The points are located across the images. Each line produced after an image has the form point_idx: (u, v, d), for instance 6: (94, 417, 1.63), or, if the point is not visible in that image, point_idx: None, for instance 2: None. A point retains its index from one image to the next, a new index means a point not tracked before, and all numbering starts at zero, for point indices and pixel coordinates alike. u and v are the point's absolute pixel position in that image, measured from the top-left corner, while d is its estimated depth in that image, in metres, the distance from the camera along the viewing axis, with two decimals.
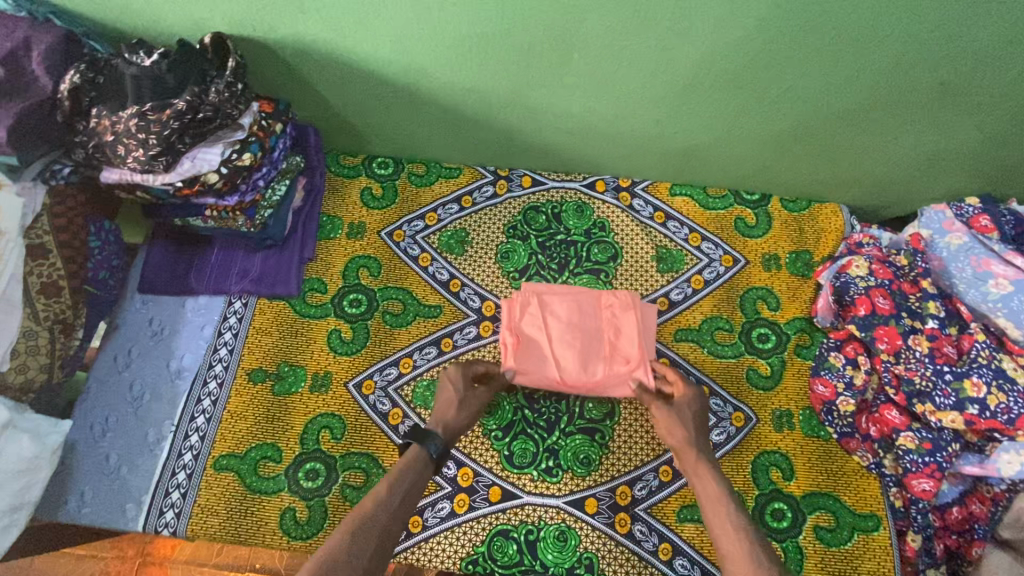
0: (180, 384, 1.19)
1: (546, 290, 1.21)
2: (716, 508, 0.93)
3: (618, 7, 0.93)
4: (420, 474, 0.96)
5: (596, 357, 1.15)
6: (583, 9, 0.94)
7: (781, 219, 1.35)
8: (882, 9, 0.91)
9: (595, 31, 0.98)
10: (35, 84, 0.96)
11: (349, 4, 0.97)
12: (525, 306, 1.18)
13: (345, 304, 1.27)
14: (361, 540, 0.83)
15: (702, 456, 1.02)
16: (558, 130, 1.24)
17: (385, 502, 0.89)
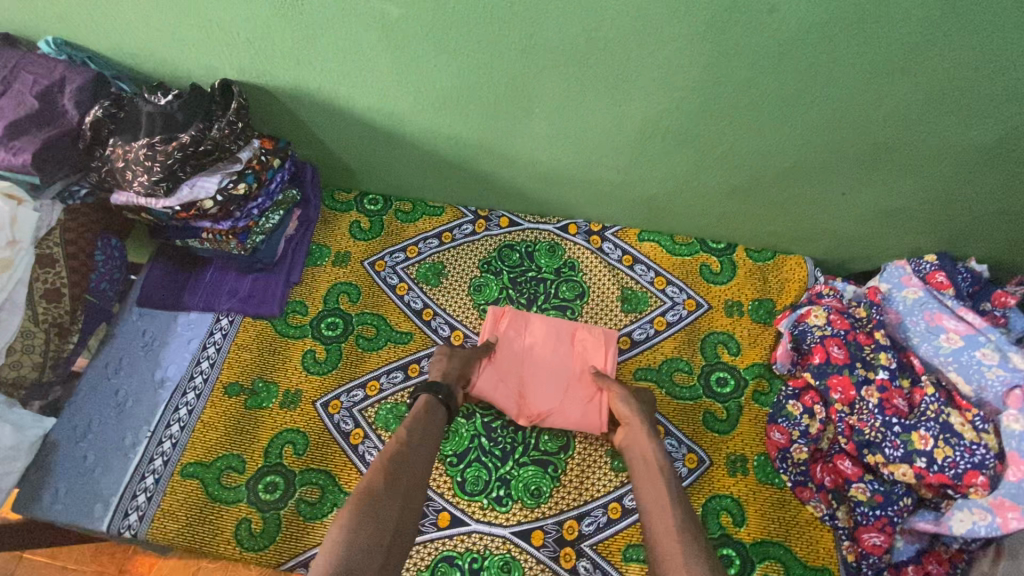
0: (161, 392, 1.27)
1: (527, 316, 1.33)
2: (649, 470, 0.99)
3: (569, 64, 1.03)
4: (433, 420, 1.06)
5: (557, 388, 1.23)
6: (537, 66, 1.05)
7: (745, 267, 1.40)
8: (810, 73, 0.99)
9: (552, 84, 1.08)
10: (64, 116, 1.10)
11: (333, 60, 1.09)
12: (507, 330, 1.30)
13: (322, 326, 1.36)
14: (395, 475, 0.92)
15: (644, 424, 1.09)
16: (528, 176, 1.33)
17: (409, 446, 0.98)
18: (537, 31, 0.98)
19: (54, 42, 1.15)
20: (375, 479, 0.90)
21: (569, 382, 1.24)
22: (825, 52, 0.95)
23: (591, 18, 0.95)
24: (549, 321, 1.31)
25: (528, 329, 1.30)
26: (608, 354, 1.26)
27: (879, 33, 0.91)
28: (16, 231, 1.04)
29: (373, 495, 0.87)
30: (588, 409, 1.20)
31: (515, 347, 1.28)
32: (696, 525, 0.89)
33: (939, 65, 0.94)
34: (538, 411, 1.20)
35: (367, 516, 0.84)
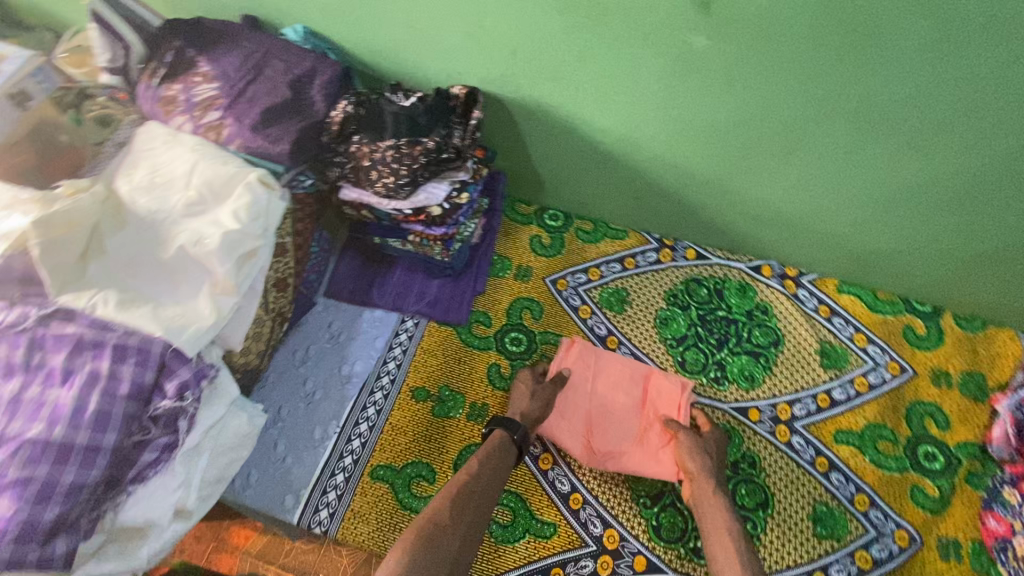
0: (349, 388, 1.27)
1: (603, 351, 1.29)
2: (721, 536, 0.98)
3: (856, 116, 0.97)
4: (503, 454, 1.06)
5: (629, 431, 1.20)
6: (817, 115, 0.99)
7: (954, 335, 1.32)
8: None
9: (824, 133, 1.02)
10: (311, 107, 1.08)
11: (597, 82, 1.05)
12: (583, 363, 1.27)
13: (506, 341, 1.33)
14: (460, 510, 0.93)
15: (718, 486, 1.06)
16: (744, 213, 1.27)
17: (477, 477, 0.99)
18: (840, 79, 0.92)
19: (303, 31, 1.16)
20: (440, 512, 0.92)
21: (642, 426, 1.20)
22: None
23: (909, 76, 0.88)
24: (626, 360, 1.28)
25: (599, 366, 1.27)
26: (683, 402, 1.22)
27: None
28: (269, 222, 1.02)
29: (436, 529, 0.89)
30: (657, 454, 1.17)
31: (587, 383, 1.24)
32: None
33: None
34: (609, 452, 1.17)
35: (428, 551, 0.86)
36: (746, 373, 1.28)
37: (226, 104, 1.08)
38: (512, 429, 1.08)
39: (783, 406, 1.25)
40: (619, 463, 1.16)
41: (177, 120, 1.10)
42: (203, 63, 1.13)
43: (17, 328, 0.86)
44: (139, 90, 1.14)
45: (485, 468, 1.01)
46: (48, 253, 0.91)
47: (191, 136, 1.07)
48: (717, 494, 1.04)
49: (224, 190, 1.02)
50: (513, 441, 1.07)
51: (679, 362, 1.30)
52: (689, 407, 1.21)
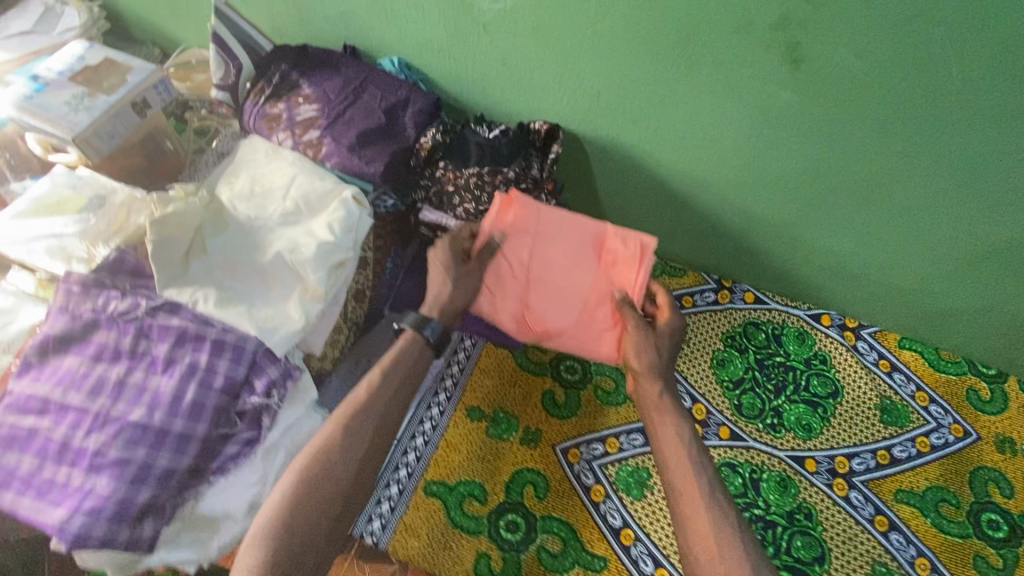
0: (407, 401, 1.29)
1: (549, 208, 1.15)
2: (674, 450, 0.99)
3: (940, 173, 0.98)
4: (410, 379, 0.99)
5: (571, 304, 1.15)
6: (903, 165, 1.00)
7: (1018, 401, 1.30)
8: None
9: (904, 187, 1.04)
10: (403, 133, 1.17)
11: (679, 129, 1.08)
12: (524, 218, 1.13)
13: (561, 368, 1.34)
14: (348, 452, 0.89)
15: (670, 401, 1.05)
16: (808, 261, 1.28)
17: (365, 413, 0.93)
18: (932, 133, 0.94)
19: (398, 62, 1.23)
20: (330, 441, 0.89)
21: (588, 302, 1.15)
22: None
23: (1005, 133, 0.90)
24: (573, 226, 1.16)
25: (542, 226, 1.14)
26: (634, 270, 1.13)
27: None
28: (357, 236, 1.07)
29: (326, 464, 0.87)
30: (602, 332, 1.14)
31: (529, 251, 1.14)
32: (721, 500, 0.93)
33: None
34: (543, 328, 1.15)
35: (318, 481, 0.85)
36: (804, 422, 1.28)
37: (325, 124, 1.16)
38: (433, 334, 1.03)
39: (842, 459, 1.24)
40: (558, 341, 1.17)
41: (279, 136, 1.18)
42: (305, 85, 1.21)
43: (129, 315, 0.92)
44: (246, 107, 1.22)
45: (375, 404, 0.94)
46: (160, 248, 0.98)
47: (291, 151, 1.15)
48: (662, 395, 1.05)
49: (319, 203, 1.09)
50: (427, 342, 1.04)
51: (735, 405, 1.30)
52: (647, 276, 1.13)
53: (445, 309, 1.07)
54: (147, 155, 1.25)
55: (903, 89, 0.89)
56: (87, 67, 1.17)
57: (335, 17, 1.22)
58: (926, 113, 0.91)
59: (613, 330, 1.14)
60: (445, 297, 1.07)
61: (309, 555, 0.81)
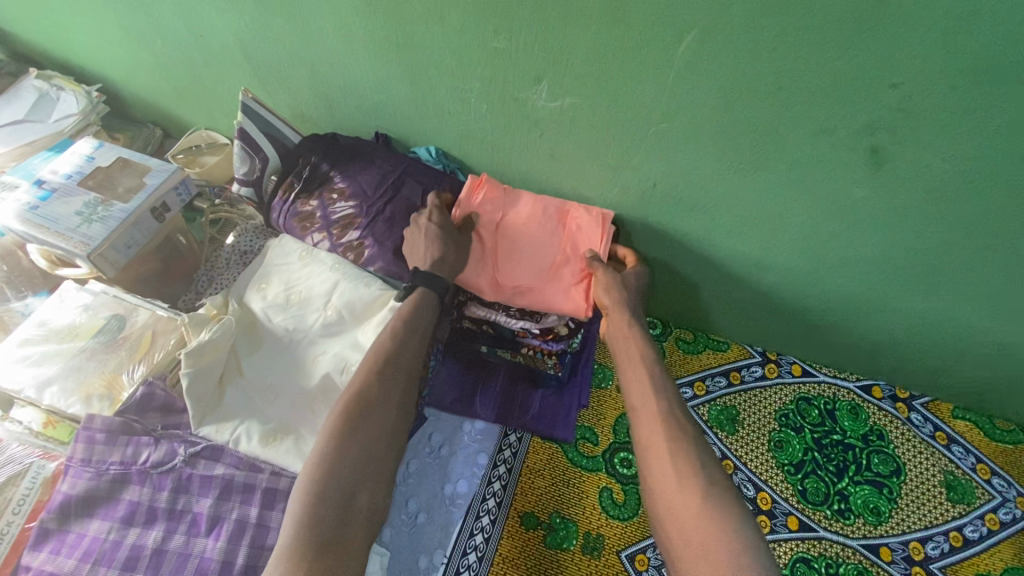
0: (454, 511, 1.19)
1: (509, 187, 1.14)
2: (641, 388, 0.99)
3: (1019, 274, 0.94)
4: (424, 311, 0.97)
5: (539, 264, 1.12)
6: (980, 267, 0.94)
7: None
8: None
9: (977, 285, 0.98)
10: None
11: (737, 221, 1.05)
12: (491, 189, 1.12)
13: (616, 462, 1.27)
14: (387, 385, 0.88)
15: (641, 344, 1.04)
16: (863, 341, 1.25)
17: (403, 351, 0.92)
18: (1014, 242, 0.88)
19: (435, 151, 1.19)
20: (368, 388, 0.87)
21: (557, 262, 1.12)
22: None
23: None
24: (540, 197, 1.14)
25: (510, 200, 1.13)
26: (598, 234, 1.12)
27: None
28: None
29: (363, 403, 0.85)
30: (570, 289, 1.12)
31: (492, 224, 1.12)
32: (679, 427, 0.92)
33: None
34: (514, 287, 1.11)
35: (359, 429, 0.82)
36: (871, 505, 1.22)
37: (364, 223, 1.09)
38: (440, 288, 0.99)
39: (915, 544, 1.19)
40: (528, 299, 1.12)
41: (314, 236, 1.11)
42: (338, 178, 1.14)
43: (164, 466, 0.82)
44: (274, 203, 1.15)
45: (405, 339, 0.94)
46: (194, 381, 0.88)
47: (329, 254, 1.07)
48: (632, 326, 1.06)
49: (364, 312, 1.01)
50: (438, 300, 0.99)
51: (800, 491, 1.24)
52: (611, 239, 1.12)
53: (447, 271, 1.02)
54: (164, 258, 1.16)
55: (990, 199, 0.83)
56: (99, 169, 1.08)
57: (368, 106, 1.17)
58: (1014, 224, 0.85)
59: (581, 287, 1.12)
60: (452, 263, 1.03)
61: (360, 510, 0.77)
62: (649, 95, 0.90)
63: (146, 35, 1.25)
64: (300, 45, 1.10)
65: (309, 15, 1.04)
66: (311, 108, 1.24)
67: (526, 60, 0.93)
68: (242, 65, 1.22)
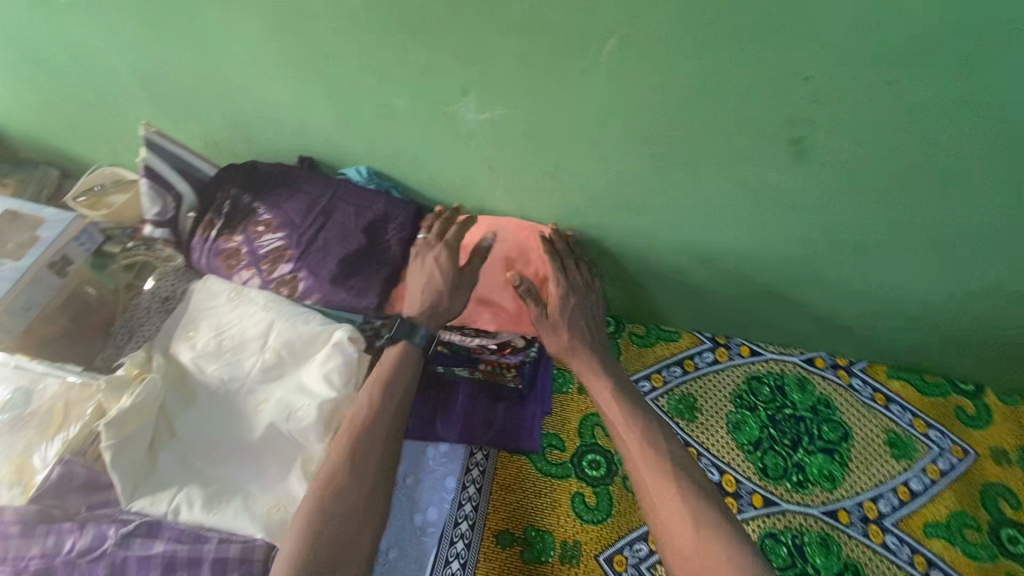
0: (426, 541, 1.15)
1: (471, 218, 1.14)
2: (613, 408, 1.10)
3: (935, 241, 1.00)
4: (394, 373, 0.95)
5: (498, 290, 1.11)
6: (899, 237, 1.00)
7: (1002, 412, 1.38)
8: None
9: (899, 253, 1.04)
10: (386, 252, 1.06)
11: (675, 217, 1.07)
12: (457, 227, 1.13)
13: (585, 465, 1.27)
14: (359, 457, 0.85)
15: (603, 371, 1.16)
16: (801, 317, 1.31)
17: (369, 417, 0.89)
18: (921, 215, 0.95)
19: (366, 171, 1.14)
20: (339, 465, 0.84)
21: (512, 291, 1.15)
22: None
23: (1010, 202, 0.90)
24: (494, 226, 1.15)
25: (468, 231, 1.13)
26: (548, 258, 1.15)
27: None
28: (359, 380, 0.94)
29: (337, 479, 0.83)
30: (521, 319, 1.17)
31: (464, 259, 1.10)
32: (656, 438, 1.05)
33: None
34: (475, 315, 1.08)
35: (332, 510, 0.80)
36: (826, 472, 1.28)
37: (297, 254, 1.03)
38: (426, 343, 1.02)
39: (869, 504, 1.25)
40: None
41: (242, 274, 1.03)
42: (262, 209, 1.08)
43: (94, 553, 0.76)
44: (194, 243, 1.07)
45: (377, 401, 0.91)
46: (120, 454, 0.81)
47: (261, 292, 1.00)
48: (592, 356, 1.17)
49: (306, 351, 0.95)
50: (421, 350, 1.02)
51: (761, 469, 1.28)
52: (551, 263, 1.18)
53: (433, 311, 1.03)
54: (73, 315, 1.06)
55: (907, 173, 0.88)
56: None
57: (288, 130, 1.10)
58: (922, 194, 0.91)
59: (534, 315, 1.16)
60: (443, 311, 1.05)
61: None
62: (578, 101, 0.89)
63: (24, 69, 1.13)
64: (203, 70, 1.02)
65: (210, 38, 0.96)
66: (225, 136, 1.16)
67: (449, 73, 0.90)
68: (142, 95, 1.12)
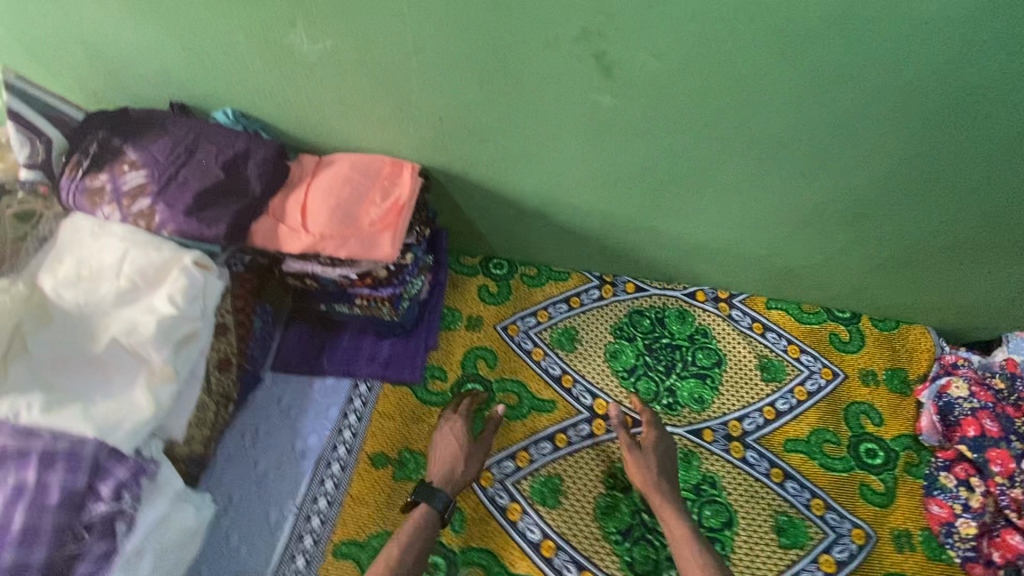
0: (304, 464, 1.22)
1: (336, 157, 1.19)
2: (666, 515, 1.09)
3: (758, 154, 1.05)
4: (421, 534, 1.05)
5: (348, 210, 1.11)
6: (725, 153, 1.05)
7: (873, 336, 1.43)
8: (1001, 168, 1.01)
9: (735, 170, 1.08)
10: (247, 187, 1.11)
11: (521, 145, 1.11)
12: (321, 164, 1.18)
13: (464, 393, 1.33)
14: None
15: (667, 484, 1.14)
16: (671, 248, 1.36)
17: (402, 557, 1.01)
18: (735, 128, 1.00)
19: (233, 114, 1.17)
20: None
21: (366, 209, 1.12)
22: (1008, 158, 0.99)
23: (806, 109, 0.96)
24: (357, 159, 1.18)
25: (329, 165, 1.17)
26: (408, 184, 1.16)
27: None
28: (207, 301, 1.01)
29: None
30: (372, 233, 1.10)
31: (319, 186, 1.13)
32: (702, 545, 1.04)
33: None
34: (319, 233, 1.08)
35: None
36: (696, 395, 1.34)
37: (155, 190, 1.08)
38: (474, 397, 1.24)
39: (734, 423, 1.31)
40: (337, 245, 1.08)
41: (104, 210, 1.08)
42: (129, 150, 1.12)
43: None
44: (62, 183, 1.12)
45: (408, 547, 1.03)
46: None
47: (120, 225, 1.05)
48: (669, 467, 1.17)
49: (159, 276, 1.00)
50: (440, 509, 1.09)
51: (632, 393, 1.34)
52: (414, 188, 1.17)
53: (281, 237, 1.09)
54: None
55: (703, 84, 0.94)
56: None
57: (153, 74, 1.15)
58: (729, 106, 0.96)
59: (386, 229, 1.10)
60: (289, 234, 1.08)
61: None
62: (395, 26, 0.93)
63: None
64: (61, 16, 1.07)
65: None
66: (100, 85, 1.20)
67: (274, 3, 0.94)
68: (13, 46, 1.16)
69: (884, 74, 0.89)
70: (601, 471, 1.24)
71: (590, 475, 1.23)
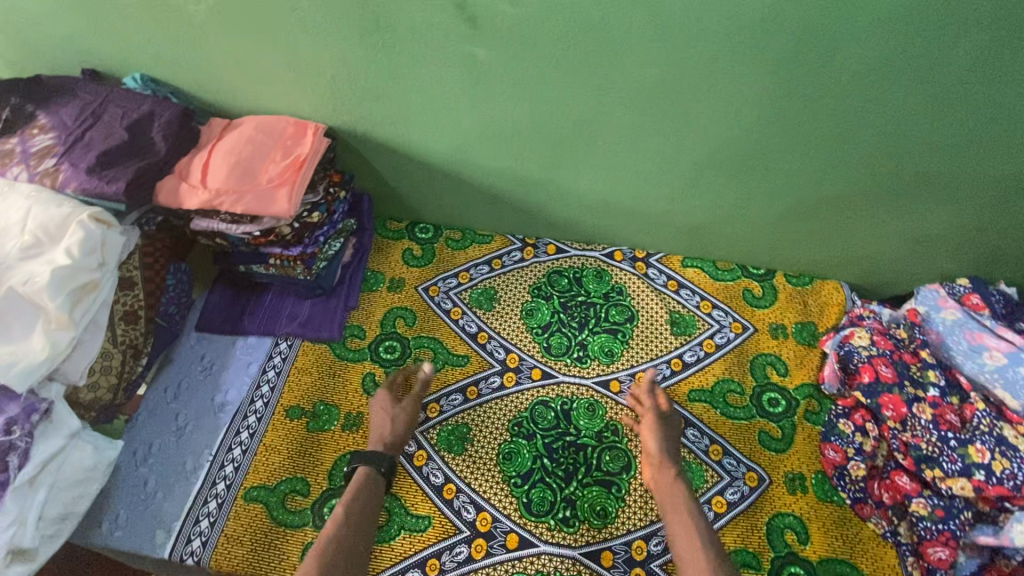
0: (221, 416, 1.27)
1: (244, 119, 1.23)
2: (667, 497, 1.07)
3: (634, 98, 1.08)
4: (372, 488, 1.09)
5: (248, 171, 1.16)
6: (602, 95, 1.09)
7: (786, 292, 1.45)
8: (869, 110, 1.04)
9: (618, 113, 1.12)
10: (152, 146, 1.14)
11: (412, 100, 1.15)
12: (229, 127, 1.23)
13: (381, 349, 1.38)
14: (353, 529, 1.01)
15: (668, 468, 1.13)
16: (581, 205, 1.39)
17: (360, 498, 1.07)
18: (604, 72, 1.04)
19: (141, 78, 1.20)
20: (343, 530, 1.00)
21: (267, 169, 1.17)
22: (873, 96, 1.02)
23: (668, 52, 0.99)
24: (263, 121, 1.22)
25: (236, 127, 1.22)
26: (310, 145, 1.20)
27: (932, 74, 0.96)
28: (106, 254, 1.06)
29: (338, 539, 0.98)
30: (270, 190, 1.15)
31: (223, 147, 1.18)
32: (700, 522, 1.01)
33: (985, 108, 1.00)
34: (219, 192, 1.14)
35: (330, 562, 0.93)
36: (606, 349, 1.38)
37: (62, 151, 1.13)
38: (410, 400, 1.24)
39: (641, 374, 1.35)
40: (236, 203, 1.14)
41: (12, 171, 1.12)
42: (41, 115, 1.17)
43: None
44: None
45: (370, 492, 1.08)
46: None
47: (27, 184, 1.10)
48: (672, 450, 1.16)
49: (59, 231, 1.04)
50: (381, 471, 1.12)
51: (544, 347, 1.38)
52: (317, 148, 1.21)
53: (183, 196, 1.14)
54: None
55: (565, 28, 0.97)
56: None
57: (63, 42, 1.19)
58: (593, 46, 1.00)
59: (283, 187, 1.15)
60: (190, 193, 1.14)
61: None
62: None
63: None
64: None
65: None
66: (16, 54, 1.24)
67: None
68: None
69: (734, 17, 0.93)
70: (508, 419, 1.28)
71: (497, 424, 1.28)
